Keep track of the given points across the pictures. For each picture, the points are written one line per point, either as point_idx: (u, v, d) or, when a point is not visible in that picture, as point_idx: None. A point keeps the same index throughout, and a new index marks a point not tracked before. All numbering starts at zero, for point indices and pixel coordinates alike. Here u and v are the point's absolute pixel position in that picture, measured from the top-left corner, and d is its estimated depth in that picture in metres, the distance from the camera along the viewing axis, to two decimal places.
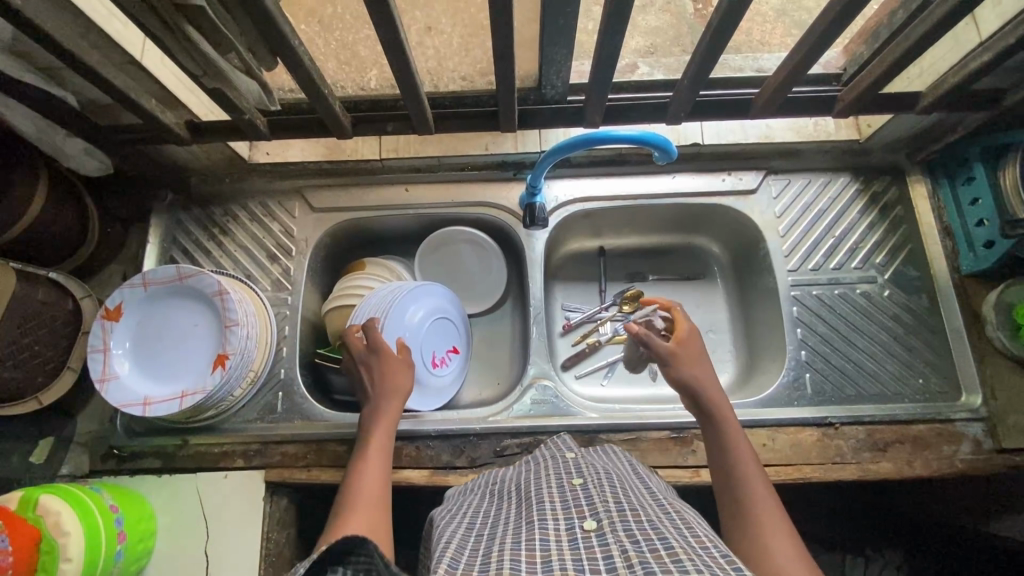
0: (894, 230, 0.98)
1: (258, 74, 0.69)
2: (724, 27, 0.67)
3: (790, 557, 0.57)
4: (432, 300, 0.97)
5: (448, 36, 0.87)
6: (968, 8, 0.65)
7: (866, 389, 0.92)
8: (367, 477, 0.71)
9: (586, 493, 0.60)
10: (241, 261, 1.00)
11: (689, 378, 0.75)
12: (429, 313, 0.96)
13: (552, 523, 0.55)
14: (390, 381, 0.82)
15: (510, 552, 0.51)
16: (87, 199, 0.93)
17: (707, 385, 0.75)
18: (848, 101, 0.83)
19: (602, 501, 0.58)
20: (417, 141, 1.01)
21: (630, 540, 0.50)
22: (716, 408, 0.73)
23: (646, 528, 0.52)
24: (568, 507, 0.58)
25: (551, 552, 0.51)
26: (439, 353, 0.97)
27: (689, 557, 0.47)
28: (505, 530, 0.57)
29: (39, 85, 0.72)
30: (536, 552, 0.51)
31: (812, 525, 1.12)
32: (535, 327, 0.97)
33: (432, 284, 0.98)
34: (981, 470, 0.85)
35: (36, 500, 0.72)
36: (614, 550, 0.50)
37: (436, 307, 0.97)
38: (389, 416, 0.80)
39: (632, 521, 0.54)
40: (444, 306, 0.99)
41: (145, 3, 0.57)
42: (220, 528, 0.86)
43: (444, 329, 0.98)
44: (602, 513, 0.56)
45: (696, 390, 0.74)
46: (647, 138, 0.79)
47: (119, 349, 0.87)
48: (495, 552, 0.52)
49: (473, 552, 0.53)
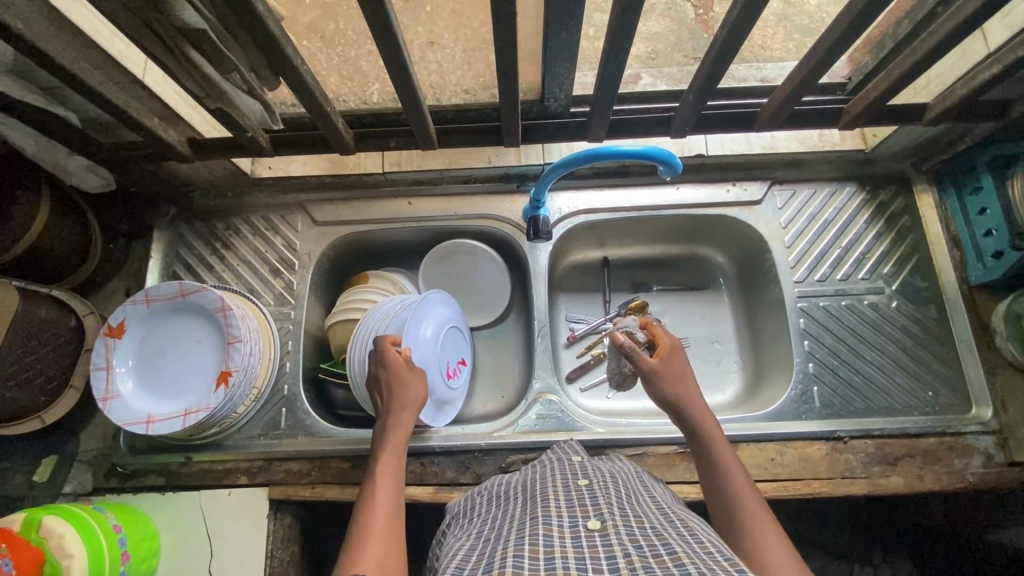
0: (900, 240, 0.98)
1: (261, 94, 0.69)
2: (732, 40, 0.66)
3: (780, 557, 0.57)
4: (439, 309, 0.95)
5: (450, 50, 0.85)
6: (977, 23, 0.65)
7: (875, 402, 0.91)
8: (380, 485, 0.67)
9: (591, 495, 0.60)
10: (243, 275, 0.99)
11: (673, 395, 0.76)
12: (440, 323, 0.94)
13: (556, 521, 0.55)
14: (405, 391, 0.79)
15: (512, 550, 0.51)
16: (90, 215, 0.93)
17: (688, 399, 0.75)
18: (855, 113, 0.82)
19: (607, 504, 0.57)
20: (418, 155, 1.01)
21: (633, 544, 0.50)
22: (698, 420, 0.74)
23: (648, 534, 0.52)
24: (572, 506, 0.58)
25: (554, 548, 0.50)
26: (453, 364, 0.96)
27: (692, 561, 0.46)
28: (507, 529, 0.57)
29: (40, 105, 0.72)
30: (539, 548, 0.50)
31: (819, 534, 1.11)
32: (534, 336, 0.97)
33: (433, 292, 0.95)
34: (992, 484, 0.85)
35: (39, 522, 0.71)
36: (617, 551, 0.49)
37: (444, 316, 0.96)
38: (401, 429, 0.75)
39: (634, 526, 0.53)
40: (450, 315, 0.97)
41: (146, 26, 0.56)
42: (222, 546, 0.85)
43: (454, 339, 0.97)
44: (606, 514, 0.55)
45: (679, 406, 0.75)
46: (648, 153, 0.78)
47: (121, 367, 0.87)
48: (499, 550, 0.52)
49: (477, 554, 0.53)
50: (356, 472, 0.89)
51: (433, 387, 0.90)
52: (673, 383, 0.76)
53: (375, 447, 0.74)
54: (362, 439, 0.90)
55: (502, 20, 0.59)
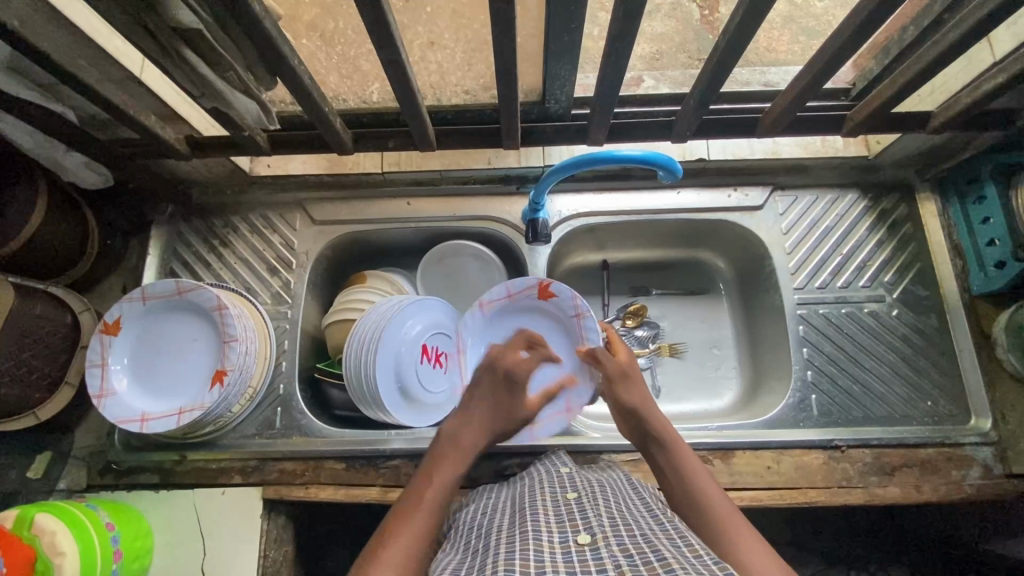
0: (903, 248, 0.97)
1: (257, 94, 0.69)
2: (734, 45, 0.65)
3: (755, 543, 0.56)
4: (548, 303, 0.97)
5: (451, 51, 0.85)
6: (982, 33, 0.64)
7: (873, 412, 0.90)
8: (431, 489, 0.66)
9: (581, 507, 0.60)
10: (241, 273, 0.99)
11: (632, 403, 0.79)
12: (550, 322, 0.98)
13: (546, 535, 0.55)
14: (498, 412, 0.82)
15: (503, 564, 0.50)
16: (87, 211, 0.93)
17: (644, 403, 0.79)
18: (857, 120, 0.81)
19: (596, 515, 0.57)
20: (418, 157, 1.02)
21: (624, 554, 0.50)
22: (657, 426, 0.76)
23: (638, 542, 0.52)
24: (562, 520, 0.57)
25: (546, 563, 0.50)
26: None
27: (681, 566, 0.47)
28: (496, 541, 0.56)
29: (36, 101, 0.71)
30: (530, 561, 0.50)
31: (816, 541, 1.09)
32: (552, 321, 0.98)
33: (561, 284, 0.95)
34: (989, 496, 0.84)
35: (31, 518, 0.72)
36: (608, 563, 0.49)
37: (540, 307, 0.98)
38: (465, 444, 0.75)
39: (624, 536, 0.53)
40: (528, 300, 0.98)
41: (140, 25, 0.56)
42: (216, 543, 0.85)
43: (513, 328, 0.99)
44: (597, 527, 0.55)
45: (638, 411, 0.78)
46: (649, 158, 0.77)
47: (117, 364, 0.86)
48: (491, 564, 0.51)
49: (468, 571, 0.52)
50: (351, 473, 0.89)
51: (404, 386, 0.91)
52: (634, 388, 0.82)
53: (436, 446, 0.75)
54: (358, 439, 0.90)
55: (504, 22, 0.59)
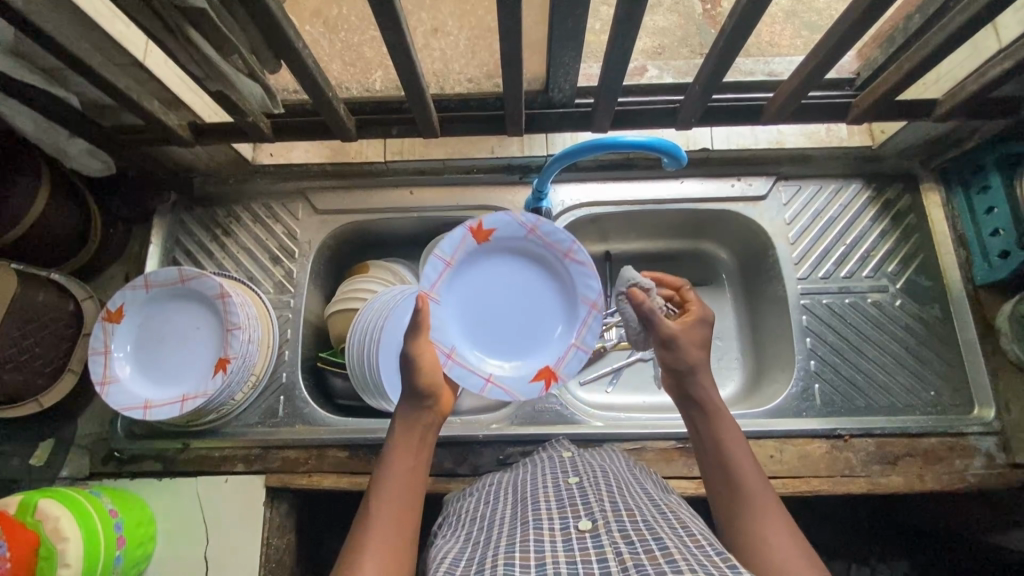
0: (906, 238, 0.97)
1: (263, 78, 0.69)
2: (739, 31, 0.65)
3: (795, 558, 0.54)
4: (491, 243, 0.88)
5: (455, 37, 0.81)
6: (990, 17, 0.64)
7: (876, 401, 0.90)
8: (396, 464, 0.65)
9: (581, 492, 0.60)
10: (243, 262, 0.99)
11: (684, 364, 0.71)
12: (507, 254, 0.89)
13: (547, 523, 0.54)
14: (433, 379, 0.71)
15: (504, 557, 0.50)
16: (89, 198, 0.92)
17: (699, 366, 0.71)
18: (863, 109, 0.81)
19: (597, 500, 0.57)
20: (421, 145, 1.03)
21: (625, 541, 0.50)
22: (702, 390, 0.70)
23: (640, 528, 0.51)
24: (563, 506, 0.57)
25: (546, 553, 0.49)
26: (504, 313, 0.89)
27: (683, 557, 0.46)
28: (498, 530, 0.56)
29: (38, 85, 0.71)
30: (531, 553, 0.50)
31: (817, 533, 1.09)
32: (509, 255, 0.89)
33: (489, 216, 0.85)
34: (991, 485, 0.84)
35: (35, 505, 0.71)
36: (609, 551, 0.49)
37: (481, 251, 0.88)
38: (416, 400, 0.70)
39: (625, 520, 0.53)
40: (469, 253, 0.87)
41: (145, 4, 0.56)
42: (218, 530, 0.86)
43: (478, 286, 0.89)
44: (597, 512, 0.55)
45: (688, 373, 0.71)
46: (653, 143, 0.77)
47: (119, 352, 0.86)
48: (489, 557, 0.51)
49: (470, 562, 0.52)
50: (354, 461, 0.89)
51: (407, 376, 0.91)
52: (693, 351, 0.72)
53: (392, 435, 0.68)
54: (360, 429, 0.90)
55: (508, 6, 0.58)
